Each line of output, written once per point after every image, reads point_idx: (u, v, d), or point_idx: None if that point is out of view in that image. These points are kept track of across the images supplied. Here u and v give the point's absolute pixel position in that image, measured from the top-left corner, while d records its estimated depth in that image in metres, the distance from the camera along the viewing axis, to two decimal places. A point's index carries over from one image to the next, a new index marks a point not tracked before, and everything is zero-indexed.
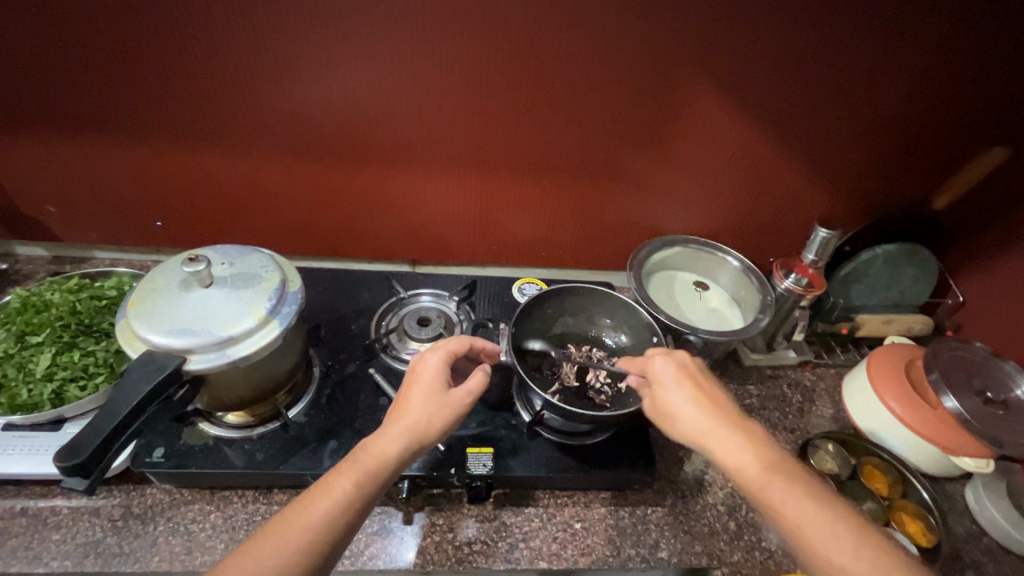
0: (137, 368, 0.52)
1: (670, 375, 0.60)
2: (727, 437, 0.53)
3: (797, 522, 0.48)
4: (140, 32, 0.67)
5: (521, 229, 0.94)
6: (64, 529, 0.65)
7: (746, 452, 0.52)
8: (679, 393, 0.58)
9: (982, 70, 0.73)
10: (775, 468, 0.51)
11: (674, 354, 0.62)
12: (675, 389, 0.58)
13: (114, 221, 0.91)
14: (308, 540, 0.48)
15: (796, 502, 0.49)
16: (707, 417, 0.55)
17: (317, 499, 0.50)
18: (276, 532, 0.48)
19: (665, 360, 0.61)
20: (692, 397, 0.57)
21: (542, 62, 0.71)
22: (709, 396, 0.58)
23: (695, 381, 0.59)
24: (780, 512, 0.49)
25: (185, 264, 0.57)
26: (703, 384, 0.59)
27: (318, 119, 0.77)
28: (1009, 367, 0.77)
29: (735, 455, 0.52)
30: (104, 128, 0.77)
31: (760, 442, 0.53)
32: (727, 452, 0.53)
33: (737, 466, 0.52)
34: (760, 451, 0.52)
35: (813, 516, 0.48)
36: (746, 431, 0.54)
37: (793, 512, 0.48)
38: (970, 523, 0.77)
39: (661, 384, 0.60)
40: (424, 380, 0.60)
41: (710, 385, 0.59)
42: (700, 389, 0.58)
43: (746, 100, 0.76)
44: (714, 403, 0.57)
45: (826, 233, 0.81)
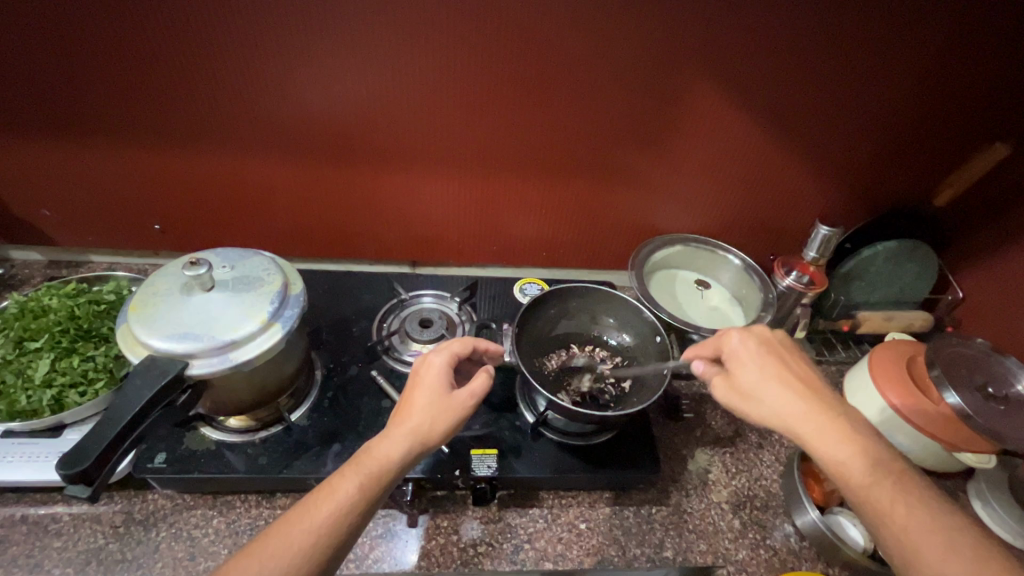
0: (139, 374, 0.51)
1: (753, 355, 0.60)
2: (820, 421, 0.54)
3: (887, 504, 0.49)
4: (138, 34, 0.67)
5: (522, 229, 0.94)
6: (65, 536, 0.64)
7: (838, 434, 0.53)
8: (765, 373, 0.58)
9: (983, 66, 0.73)
10: (867, 451, 0.52)
11: (755, 332, 0.62)
12: (760, 369, 0.58)
13: (112, 225, 0.90)
14: (310, 543, 0.48)
15: (887, 486, 0.50)
16: (796, 398, 0.56)
17: (321, 504, 0.50)
18: (279, 535, 0.48)
19: (746, 340, 0.61)
20: (778, 377, 0.58)
21: (544, 62, 0.71)
22: (795, 376, 0.58)
23: (780, 361, 0.59)
24: (872, 494, 0.50)
25: (186, 268, 0.56)
26: (787, 364, 0.59)
27: (319, 120, 0.77)
28: (1009, 362, 0.78)
29: (826, 436, 0.53)
30: (102, 132, 0.77)
31: (853, 428, 0.54)
32: (819, 432, 0.53)
33: (829, 447, 0.52)
34: (851, 434, 0.53)
35: (903, 500, 0.49)
36: (836, 413, 0.55)
37: (885, 495, 0.50)
38: (973, 518, 0.78)
39: (742, 364, 0.60)
40: (426, 383, 0.60)
41: (795, 365, 0.59)
42: (786, 369, 0.58)
43: (747, 98, 0.76)
44: (803, 385, 0.57)
45: (826, 231, 0.81)
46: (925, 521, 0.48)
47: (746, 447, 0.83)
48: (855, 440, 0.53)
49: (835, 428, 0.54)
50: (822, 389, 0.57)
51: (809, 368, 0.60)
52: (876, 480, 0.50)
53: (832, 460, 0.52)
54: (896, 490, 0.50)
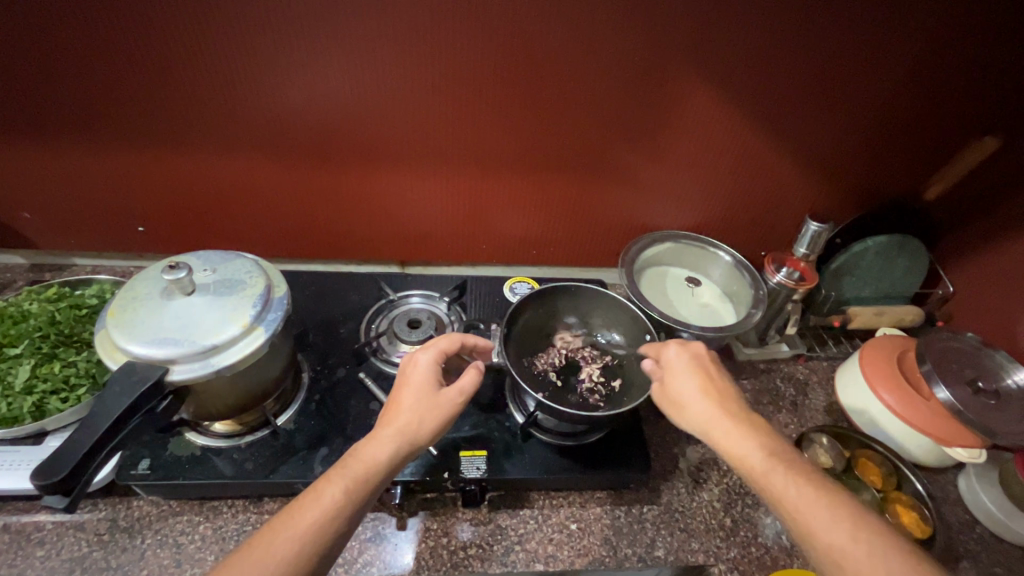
0: (117, 381, 0.50)
1: (682, 365, 0.61)
2: (730, 428, 0.54)
3: (794, 503, 0.48)
4: (113, 34, 0.65)
5: (511, 227, 0.93)
6: (48, 544, 0.63)
7: (749, 441, 0.53)
8: (689, 383, 0.59)
9: (973, 59, 0.73)
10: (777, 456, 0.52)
11: (690, 345, 0.63)
12: (685, 379, 0.59)
13: (94, 227, 0.88)
14: (293, 552, 0.46)
15: (797, 487, 0.49)
16: (714, 407, 0.56)
17: (304, 511, 0.49)
18: (263, 543, 0.47)
19: (679, 352, 0.62)
20: (700, 387, 0.58)
21: (530, 58, 0.70)
22: (718, 387, 0.59)
23: (707, 372, 0.60)
24: (780, 496, 0.49)
25: (165, 272, 0.55)
26: (714, 376, 0.60)
27: (302, 119, 0.75)
28: (1001, 356, 0.77)
29: (738, 443, 0.53)
30: (81, 134, 0.75)
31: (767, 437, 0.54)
32: (730, 440, 0.54)
33: (739, 454, 0.53)
34: (765, 441, 0.53)
35: (808, 498, 0.48)
36: (753, 423, 0.55)
37: (791, 496, 0.49)
38: (963, 512, 0.78)
39: (671, 372, 0.61)
40: (413, 381, 0.59)
41: (720, 377, 0.60)
42: (712, 380, 0.59)
43: (737, 93, 0.75)
44: (723, 395, 0.58)
45: (816, 227, 0.81)
46: (832, 519, 0.47)
47: None
48: (768, 447, 0.53)
49: (747, 435, 0.54)
50: (743, 402, 0.58)
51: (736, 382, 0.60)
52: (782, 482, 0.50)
53: (743, 469, 0.52)
54: (800, 489, 0.49)
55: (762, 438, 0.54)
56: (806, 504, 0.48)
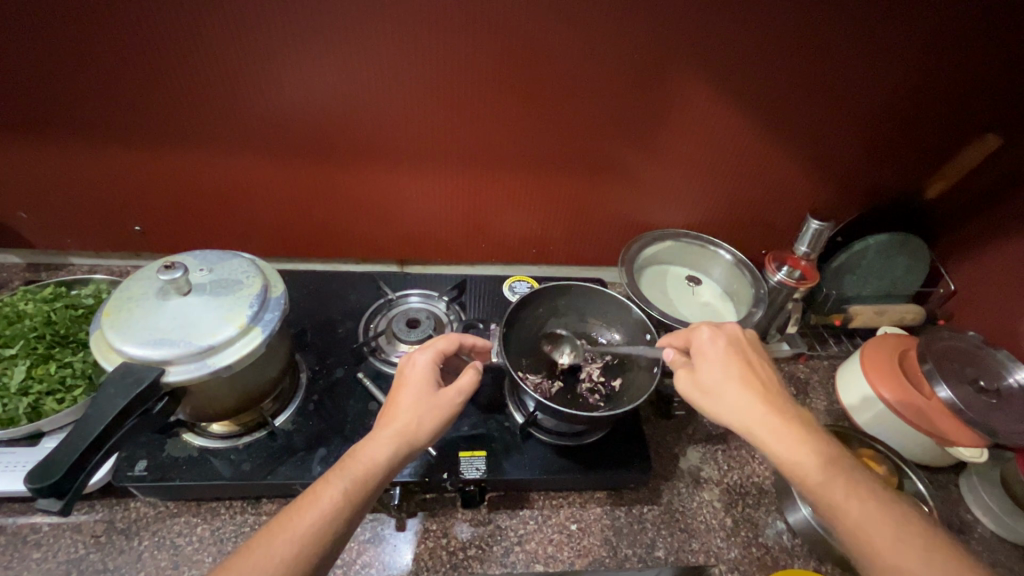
0: (112, 383, 0.50)
1: (718, 352, 0.59)
2: (775, 417, 0.53)
3: (846, 505, 0.49)
4: (106, 32, 0.64)
5: (511, 226, 0.93)
6: (45, 546, 0.63)
7: (795, 434, 0.52)
8: (727, 371, 0.57)
9: (976, 56, 0.72)
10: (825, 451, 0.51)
11: (724, 329, 0.61)
12: (723, 367, 0.58)
13: (90, 226, 0.88)
14: (292, 555, 0.46)
15: (850, 490, 0.49)
16: (755, 397, 0.55)
17: (304, 512, 0.48)
18: (263, 545, 0.46)
19: (714, 336, 0.60)
20: (741, 374, 0.57)
21: (528, 55, 0.69)
22: (757, 375, 0.57)
23: (744, 359, 0.59)
24: (830, 496, 0.49)
25: (161, 272, 0.54)
26: (752, 364, 0.58)
27: (299, 118, 0.75)
28: (1003, 355, 0.77)
29: (784, 435, 0.52)
30: (76, 133, 0.75)
31: (808, 427, 0.53)
32: (775, 432, 0.52)
33: (786, 448, 0.51)
34: (808, 434, 0.53)
35: (860, 500, 0.49)
36: (794, 414, 0.54)
37: (841, 496, 0.49)
38: (964, 511, 0.77)
39: (706, 359, 0.59)
40: (412, 381, 0.59)
41: (757, 364, 0.59)
42: (750, 368, 0.58)
43: (737, 91, 0.75)
44: (762, 382, 0.57)
45: (818, 225, 0.80)
46: (883, 521, 0.47)
47: (738, 444, 0.82)
48: (813, 440, 0.52)
49: (792, 425, 0.53)
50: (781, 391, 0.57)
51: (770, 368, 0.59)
52: (831, 479, 0.50)
53: (791, 460, 0.51)
54: (851, 490, 0.49)
55: (806, 430, 0.53)
56: (858, 506, 0.48)
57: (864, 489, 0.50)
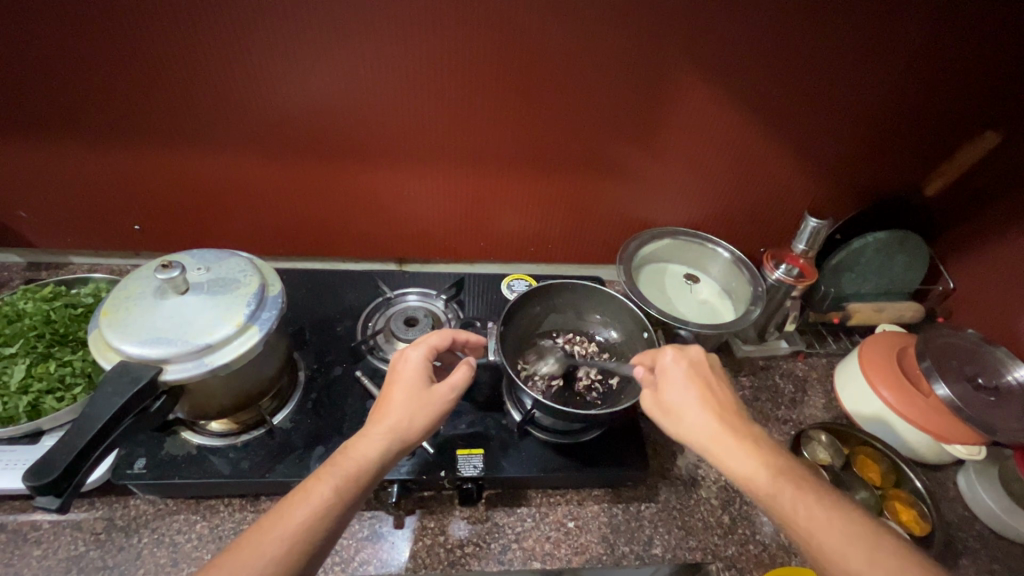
0: (110, 381, 0.50)
1: (678, 374, 0.59)
2: (732, 441, 0.53)
3: (804, 524, 0.48)
4: (103, 30, 0.64)
5: (509, 224, 0.93)
6: (45, 544, 0.63)
7: (750, 456, 0.52)
8: (686, 394, 0.58)
9: (976, 53, 0.72)
10: (782, 472, 0.51)
11: (688, 351, 0.62)
12: (682, 388, 0.58)
13: (90, 226, 0.88)
14: (281, 551, 0.46)
15: (808, 509, 0.49)
16: (713, 419, 0.55)
17: (296, 507, 0.49)
18: (253, 540, 0.46)
19: (676, 357, 0.61)
20: (699, 398, 0.57)
21: (526, 53, 0.69)
22: (716, 397, 0.58)
23: (704, 381, 0.59)
24: (788, 514, 0.49)
25: (158, 271, 0.55)
26: (713, 386, 0.59)
27: (298, 117, 0.75)
28: (1001, 352, 0.77)
29: (740, 456, 0.52)
30: (74, 133, 0.75)
31: (766, 450, 0.53)
32: (730, 454, 0.53)
33: (742, 471, 0.52)
34: (764, 455, 0.53)
35: (819, 517, 0.48)
36: (753, 435, 0.55)
37: (799, 514, 0.49)
38: (962, 509, 0.77)
39: (667, 381, 0.60)
40: (405, 378, 0.59)
41: (718, 388, 0.59)
42: (709, 390, 0.58)
43: (736, 89, 0.75)
44: (721, 405, 0.57)
45: (815, 223, 0.80)
46: (844, 537, 0.47)
47: None
48: (770, 461, 0.52)
49: (749, 448, 0.53)
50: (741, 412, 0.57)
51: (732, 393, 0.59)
52: (788, 497, 0.49)
53: (748, 483, 0.51)
54: (810, 508, 0.49)
55: (763, 452, 0.53)
56: (818, 523, 0.48)
57: (826, 504, 0.49)
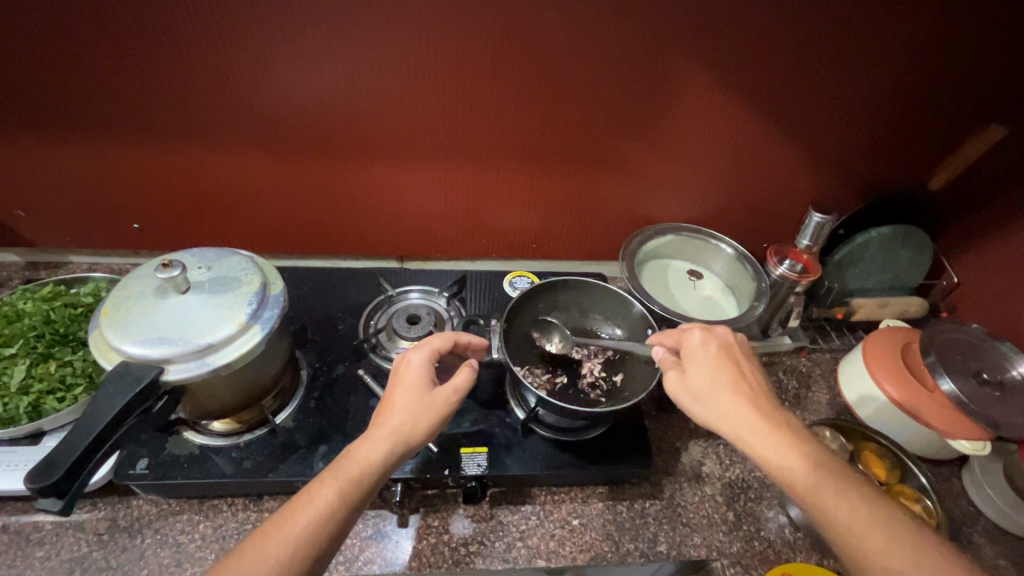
0: (112, 381, 0.50)
1: (711, 358, 0.59)
2: (766, 430, 0.53)
3: (841, 516, 0.48)
4: (99, 28, 0.64)
5: (510, 221, 0.92)
6: (47, 545, 0.63)
7: (785, 444, 0.52)
8: (715, 377, 0.57)
9: (981, 46, 0.71)
10: (811, 455, 0.51)
11: (716, 335, 0.61)
12: (714, 372, 0.57)
13: (89, 224, 0.87)
14: (286, 556, 0.46)
15: (839, 494, 0.49)
16: (743, 403, 0.55)
17: (299, 511, 0.48)
18: (256, 547, 0.46)
19: (706, 342, 0.60)
20: (732, 382, 0.57)
21: (527, 48, 0.69)
22: (746, 381, 0.57)
23: (734, 365, 0.59)
24: (813, 496, 0.49)
25: (158, 270, 0.54)
26: (743, 371, 0.58)
27: (297, 114, 0.74)
28: (1005, 348, 0.77)
29: (770, 438, 0.52)
30: (72, 131, 0.74)
31: (801, 439, 0.53)
32: (765, 442, 0.52)
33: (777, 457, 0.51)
34: (798, 443, 0.52)
35: (845, 498, 0.49)
36: (782, 418, 0.54)
37: (823, 496, 0.49)
38: (967, 504, 0.77)
39: (697, 364, 0.59)
40: (408, 381, 0.58)
41: (749, 374, 0.58)
42: (739, 374, 0.58)
43: (739, 84, 0.74)
44: (753, 392, 0.56)
45: (821, 218, 0.80)
46: (874, 524, 0.48)
47: None
48: (800, 444, 0.52)
49: (783, 437, 0.52)
50: (769, 396, 0.57)
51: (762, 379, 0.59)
52: (815, 480, 0.50)
53: (784, 473, 0.51)
54: (837, 488, 0.49)
55: (793, 436, 0.53)
56: (842, 503, 0.49)
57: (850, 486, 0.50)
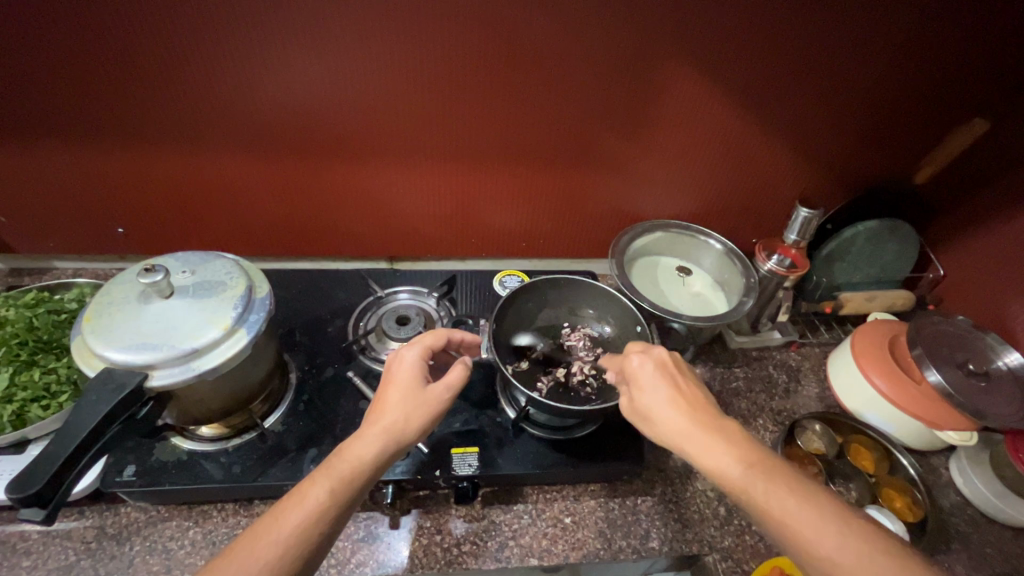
0: (94, 389, 0.49)
1: (650, 376, 0.57)
2: (710, 444, 0.51)
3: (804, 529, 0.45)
4: (77, 29, 0.63)
5: (500, 219, 0.92)
6: (34, 554, 0.62)
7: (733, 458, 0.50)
8: (657, 395, 0.56)
9: (964, 39, 0.72)
10: (758, 466, 0.49)
11: (652, 351, 0.60)
12: (655, 391, 0.56)
13: (73, 230, 0.86)
14: (276, 556, 0.45)
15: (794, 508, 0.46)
16: (688, 418, 0.53)
17: (290, 511, 0.48)
18: (245, 549, 0.45)
19: (642, 359, 0.59)
20: (673, 399, 0.55)
21: (513, 47, 0.68)
22: (688, 395, 0.56)
23: (675, 381, 0.57)
24: (766, 511, 0.47)
25: (141, 275, 0.54)
26: (681, 385, 0.57)
27: (281, 116, 0.73)
28: (991, 339, 0.78)
29: (715, 451, 0.51)
30: (52, 135, 0.73)
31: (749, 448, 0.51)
32: (713, 457, 0.50)
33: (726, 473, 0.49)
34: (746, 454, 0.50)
35: (802, 509, 0.46)
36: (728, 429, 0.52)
37: (776, 509, 0.47)
38: (954, 494, 0.78)
39: (639, 385, 0.58)
40: (399, 378, 0.58)
41: (690, 387, 0.57)
42: (680, 389, 0.56)
43: (724, 80, 0.74)
44: (697, 406, 0.55)
45: (807, 212, 0.80)
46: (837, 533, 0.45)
47: None
48: (747, 455, 0.50)
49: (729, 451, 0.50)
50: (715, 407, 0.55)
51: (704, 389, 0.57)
52: (764, 491, 0.47)
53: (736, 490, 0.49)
54: (789, 500, 0.47)
55: (739, 447, 0.51)
56: (802, 518, 0.46)
57: (807, 495, 0.47)
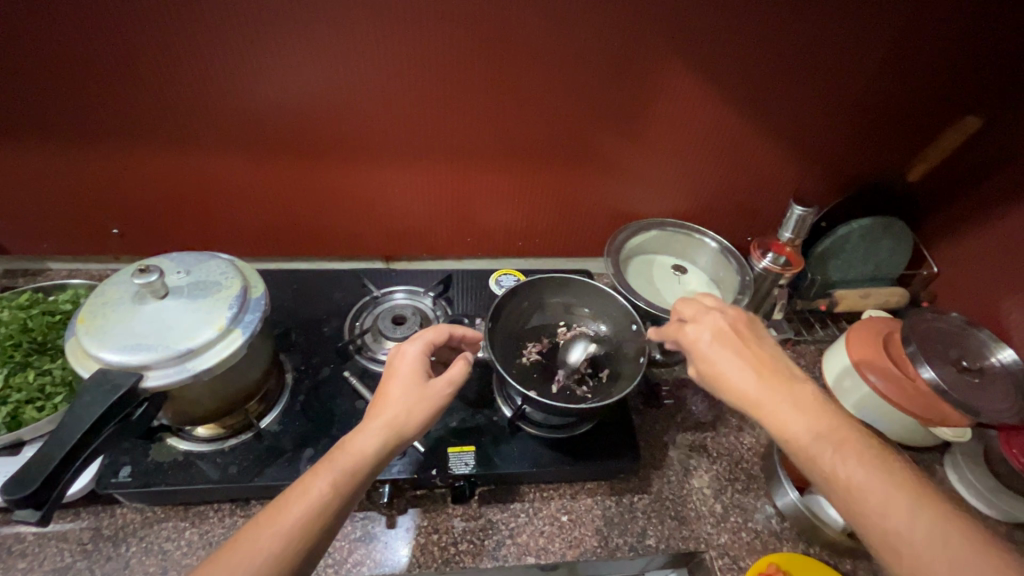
0: (89, 390, 0.49)
1: (711, 345, 0.57)
2: (780, 409, 0.51)
3: (872, 497, 0.46)
4: (70, 29, 0.62)
5: (496, 218, 0.92)
6: (30, 556, 0.62)
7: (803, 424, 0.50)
8: (722, 364, 0.56)
9: (956, 37, 0.72)
10: (831, 436, 0.49)
11: (710, 319, 0.60)
12: (718, 359, 0.56)
13: (68, 231, 0.86)
14: (279, 547, 0.45)
15: (861, 476, 0.47)
16: (756, 384, 0.54)
17: (292, 504, 0.48)
18: (248, 539, 0.45)
19: (700, 329, 0.59)
20: (739, 365, 0.55)
21: (507, 46, 0.68)
22: (753, 360, 0.56)
23: (736, 347, 0.57)
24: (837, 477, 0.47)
25: (135, 276, 0.54)
26: (745, 351, 0.57)
27: (276, 116, 0.73)
28: (985, 336, 0.79)
29: (787, 421, 0.51)
30: (45, 135, 0.73)
31: (818, 411, 0.51)
32: (783, 423, 0.51)
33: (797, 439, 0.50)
34: (816, 418, 0.50)
35: (871, 476, 0.46)
36: (801, 396, 0.52)
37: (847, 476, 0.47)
38: (949, 489, 0.79)
39: (700, 354, 0.58)
40: (401, 373, 0.58)
41: (755, 351, 0.57)
42: (744, 355, 0.56)
43: (718, 79, 0.74)
44: (765, 370, 0.55)
45: (801, 211, 0.80)
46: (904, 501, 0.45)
47: (727, 430, 0.82)
48: (819, 424, 0.50)
49: (801, 416, 0.51)
50: (790, 371, 0.55)
51: (769, 351, 0.57)
52: (835, 461, 0.48)
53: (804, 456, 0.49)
54: (860, 471, 0.47)
55: (809, 411, 0.51)
56: (872, 490, 0.46)
57: (875, 462, 0.47)
